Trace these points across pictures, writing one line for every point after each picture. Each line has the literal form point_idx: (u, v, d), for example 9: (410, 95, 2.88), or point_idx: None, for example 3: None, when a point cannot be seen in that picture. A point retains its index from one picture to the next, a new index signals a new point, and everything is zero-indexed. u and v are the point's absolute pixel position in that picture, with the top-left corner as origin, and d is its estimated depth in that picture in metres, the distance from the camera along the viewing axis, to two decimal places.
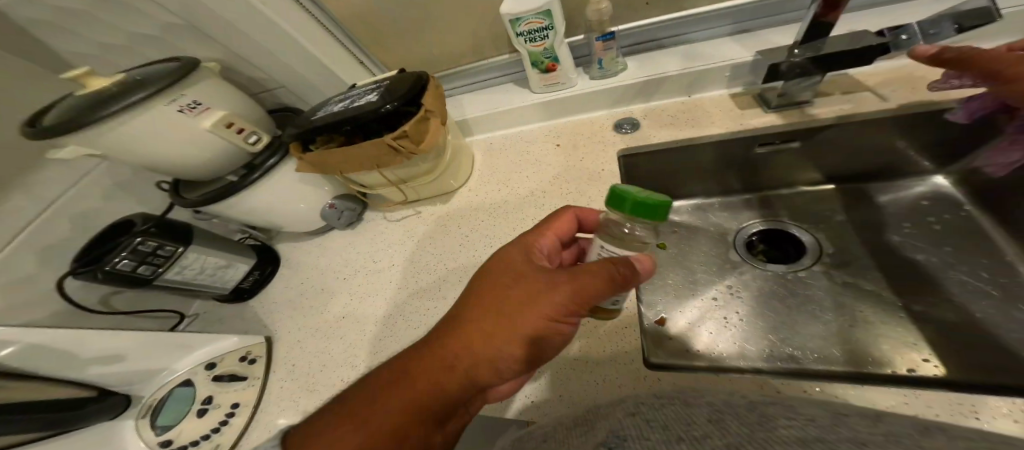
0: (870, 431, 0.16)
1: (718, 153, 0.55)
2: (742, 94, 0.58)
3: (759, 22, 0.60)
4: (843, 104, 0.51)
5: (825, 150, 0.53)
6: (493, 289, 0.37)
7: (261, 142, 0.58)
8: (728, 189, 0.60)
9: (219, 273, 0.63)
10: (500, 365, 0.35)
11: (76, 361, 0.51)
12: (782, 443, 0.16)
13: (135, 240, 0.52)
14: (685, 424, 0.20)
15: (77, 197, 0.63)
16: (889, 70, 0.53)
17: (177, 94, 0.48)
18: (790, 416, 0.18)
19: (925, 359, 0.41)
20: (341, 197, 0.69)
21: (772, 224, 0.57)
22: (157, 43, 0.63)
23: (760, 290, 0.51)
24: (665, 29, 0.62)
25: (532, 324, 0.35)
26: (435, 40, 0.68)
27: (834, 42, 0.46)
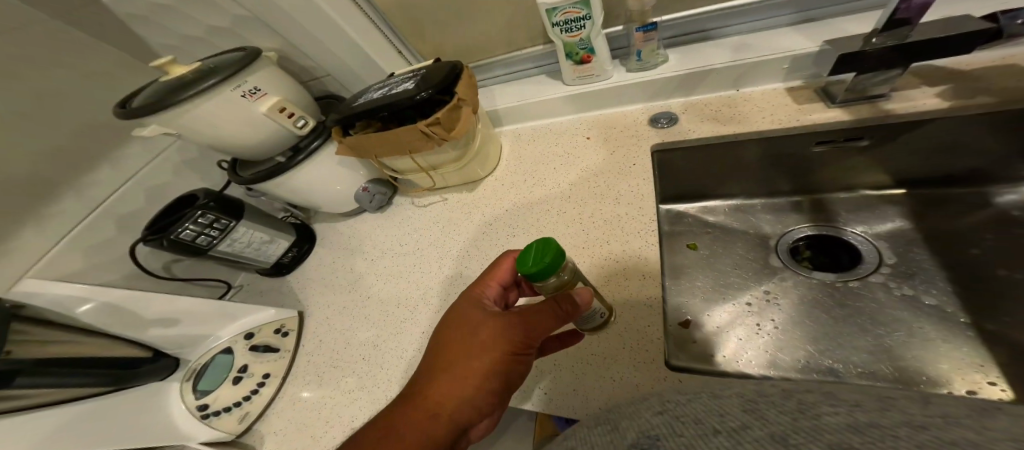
0: (929, 415, 0.15)
1: (763, 152, 0.52)
2: (802, 87, 0.54)
3: (825, 10, 0.56)
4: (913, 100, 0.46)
5: (892, 153, 0.48)
6: (457, 338, 0.39)
7: (308, 126, 0.62)
8: (772, 190, 0.56)
9: (264, 247, 0.68)
10: (478, 402, 0.37)
11: (138, 321, 0.57)
12: (835, 430, 0.14)
13: (196, 213, 0.57)
14: (720, 416, 0.19)
15: (153, 171, 0.71)
16: (989, 60, 0.47)
17: (241, 80, 0.53)
18: (836, 404, 0.17)
19: (992, 383, 0.37)
20: (375, 181, 0.73)
21: (822, 230, 0.53)
22: (225, 36, 0.69)
23: (802, 301, 0.47)
24: (713, 20, 0.60)
25: (500, 361, 0.37)
26: (474, 31, 0.70)
27: (924, 32, 0.41)
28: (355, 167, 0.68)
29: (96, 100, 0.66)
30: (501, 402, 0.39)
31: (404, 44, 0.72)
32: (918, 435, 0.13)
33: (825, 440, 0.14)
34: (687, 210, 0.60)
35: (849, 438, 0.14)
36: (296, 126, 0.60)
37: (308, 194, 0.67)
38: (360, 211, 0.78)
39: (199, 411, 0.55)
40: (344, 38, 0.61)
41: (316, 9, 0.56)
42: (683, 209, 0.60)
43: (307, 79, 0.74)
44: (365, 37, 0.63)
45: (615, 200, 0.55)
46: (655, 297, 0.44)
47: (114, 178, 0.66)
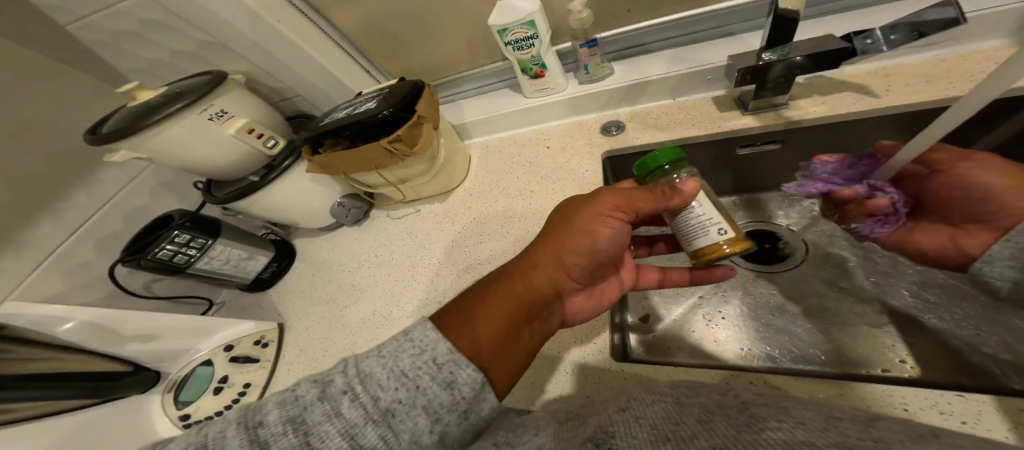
0: (861, 437, 0.17)
1: (705, 156, 0.56)
2: (724, 97, 0.58)
3: (742, 24, 0.60)
4: (815, 106, 0.50)
5: (815, 154, 0.53)
6: (562, 213, 0.43)
7: (278, 146, 0.64)
8: (719, 189, 0.60)
9: (243, 264, 0.70)
10: (573, 261, 0.41)
11: (118, 338, 0.58)
12: (773, 446, 0.18)
13: (172, 233, 0.59)
14: (674, 425, 0.22)
15: (129, 194, 0.73)
16: (867, 72, 0.51)
17: (207, 104, 0.55)
18: (782, 420, 0.20)
19: (901, 361, 0.40)
20: (349, 196, 0.75)
21: (761, 225, 0.58)
22: (194, 60, 0.71)
23: (749, 294, 0.51)
24: (645, 35, 0.64)
25: (594, 229, 0.41)
26: (434, 52, 0.73)
27: (799, 48, 0.45)
28: (328, 182, 0.71)
29: (70, 127, 0.67)
30: (591, 271, 0.42)
31: (370, 63, 0.75)
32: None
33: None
34: None
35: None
36: (265, 146, 0.62)
37: (283, 210, 0.70)
38: (337, 225, 0.80)
39: (182, 421, 0.56)
40: (311, 61, 0.63)
41: (280, 36, 0.59)
42: None
43: (277, 99, 0.77)
44: (330, 58, 0.66)
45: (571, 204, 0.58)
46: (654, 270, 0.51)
47: (90, 203, 0.68)
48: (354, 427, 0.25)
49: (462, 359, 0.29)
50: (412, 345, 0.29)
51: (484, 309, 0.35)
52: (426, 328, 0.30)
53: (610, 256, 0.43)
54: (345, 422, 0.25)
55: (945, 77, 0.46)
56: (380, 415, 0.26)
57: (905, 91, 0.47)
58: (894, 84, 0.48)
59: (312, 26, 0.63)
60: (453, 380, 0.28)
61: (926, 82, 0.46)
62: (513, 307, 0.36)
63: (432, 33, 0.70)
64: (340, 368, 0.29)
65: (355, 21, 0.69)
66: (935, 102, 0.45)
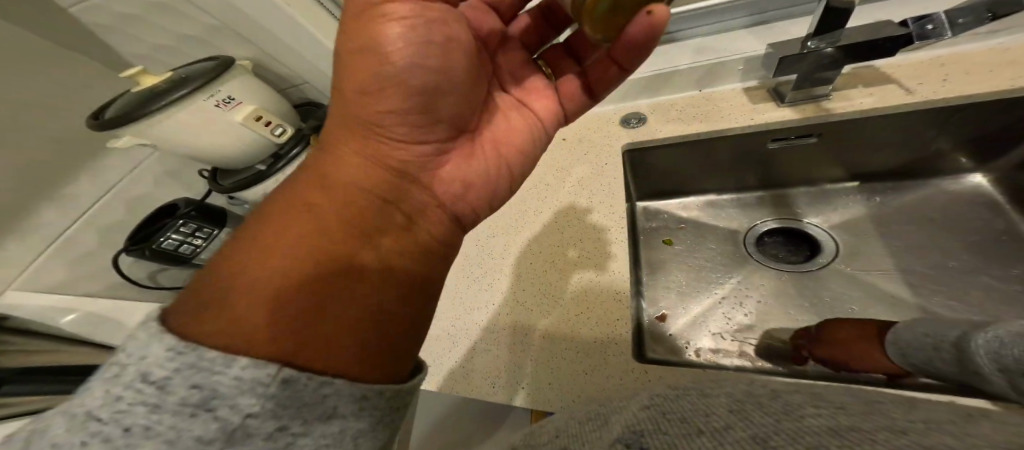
0: (910, 419, 0.15)
1: (730, 148, 0.54)
2: (757, 88, 0.56)
3: (775, 13, 0.59)
4: (864, 97, 0.48)
5: (847, 148, 0.52)
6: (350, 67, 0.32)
7: (286, 134, 0.62)
8: (741, 185, 0.59)
9: None
10: (389, 114, 0.33)
11: (121, 330, 0.59)
12: (815, 434, 0.15)
13: (178, 222, 0.59)
14: (706, 416, 0.20)
15: (133, 183, 0.71)
16: (920, 62, 0.49)
17: (215, 89, 0.53)
18: (821, 406, 0.18)
19: None
20: None
21: (787, 223, 0.56)
22: (198, 43, 0.68)
23: (775, 294, 0.50)
24: (673, 23, 0.61)
25: (386, 50, 0.31)
26: None
27: (852, 35, 0.44)
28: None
29: (70, 112, 0.65)
30: (425, 118, 0.35)
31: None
32: (895, 439, 0.13)
33: (804, 444, 0.15)
34: (661, 207, 0.62)
35: (829, 441, 0.14)
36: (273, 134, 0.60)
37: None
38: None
39: None
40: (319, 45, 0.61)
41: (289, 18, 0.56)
42: (658, 206, 0.62)
43: (284, 87, 0.75)
44: (338, 42, 0.63)
45: (590, 195, 0.56)
46: (624, 290, 0.46)
47: (93, 190, 0.66)
48: None
49: (219, 362, 0.19)
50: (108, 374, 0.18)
51: (261, 246, 0.26)
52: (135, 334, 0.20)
53: (444, 85, 0.34)
54: None
55: (1008, 66, 0.44)
56: None
57: (963, 81, 0.44)
58: (955, 74, 0.46)
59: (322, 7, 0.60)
60: (209, 399, 0.18)
61: (989, 70, 0.45)
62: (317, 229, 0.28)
63: None
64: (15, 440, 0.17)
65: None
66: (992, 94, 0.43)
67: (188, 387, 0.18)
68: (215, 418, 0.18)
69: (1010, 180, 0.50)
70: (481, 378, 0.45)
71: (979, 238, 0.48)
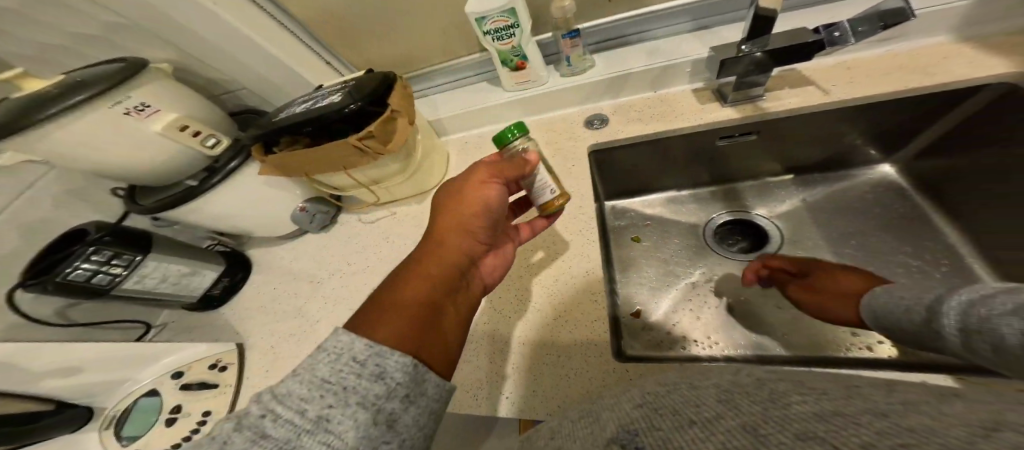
0: (889, 402, 0.16)
1: (684, 145, 0.58)
2: (704, 89, 0.60)
3: (715, 18, 0.63)
4: (789, 97, 0.53)
5: (781, 144, 0.57)
6: (447, 198, 0.45)
7: (221, 145, 0.55)
8: (696, 182, 0.63)
9: (184, 280, 0.60)
10: (468, 230, 0.44)
11: (27, 375, 0.47)
12: (803, 419, 0.16)
13: (89, 250, 0.49)
14: (696, 407, 0.21)
15: (28, 206, 0.60)
16: (829, 66, 0.55)
17: (123, 95, 0.45)
18: (806, 393, 0.18)
19: (880, 342, 0.43)
20: (313, 200, 0.66)
21: (740, 215, 0.61)
22: (103, 43, 0.59)
23: (734, 281, 0.54)
24: (623, 27, 0.64)
25: (478, 200, 0.44)
26: (403, 43, 0.67)
27: (777, 41, 0.48)
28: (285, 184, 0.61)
29: None
30: (489, 234, 0.46)
31: (330, 53, 0.67)
32: (878, 421, 0.14)
33: (791, 430, 0.16)
34: (629, 205, 0.65)
35: (816, 426, 0.15)
36: (205, 146, 0.53)
37: (230, 214, 0.60)
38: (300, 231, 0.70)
39: None
40: (255, 49, 0.55)
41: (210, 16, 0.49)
42: (625, 205, 0.65)
43: (218, 92, 0.67)
44: (280, 45, 0.58)
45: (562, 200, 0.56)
46: (598, 291, 0.47)
47: None
48: (288, 443, 0.24)
49: (385, 350, 0.29)
50: (328, 355, 0.28)
51: (398, 302, 0.36)
52: (341, 333, 0.30)
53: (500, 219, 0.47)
54: (274, 441, 0.23)
55: (900, 72, 0.51)
56: (312, 424, 0.24)
57: (867, 83, 0.51)
58: (856, 77, 0.53)
59: (256, 7, 0.54)
60: (381, 371, 0.28)
61: (884, 74, 0.52)
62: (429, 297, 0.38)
63: (402, 22, 0.64)
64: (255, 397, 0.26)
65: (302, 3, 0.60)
66: (885, 95, 0.50)
67: (374, 364, 0.28)
68: (384, 383, 0.28)
69: (910, 170, 0.57)
70: (462, 390, 0.44)
71: (891, 218, 0.56)
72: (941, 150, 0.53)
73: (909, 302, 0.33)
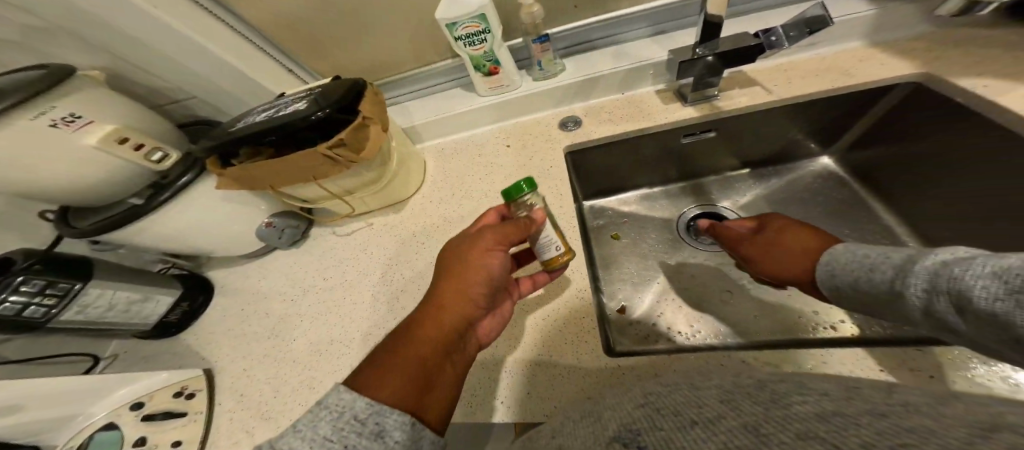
0: (889, 403, 0.18)
1: (653, 144, 0.61)
2: (665, 91, 0.63)
3: (671, 24, 0.67)
4: (741, 96, 0.58)
5: (736, 141, 0.62)
6: (448, 258, 0.45)
7: (168, 159, 0.50)
8: (665, 179, 0.67)
9: (135, 308, 0.54)
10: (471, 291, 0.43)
11: None
12: (802, 420, 0.17)
13: (15, 279, 0.43)
14: (699, 407, 0.22)
15: None
16: (771, 68, 0.60)
17: (47, 106, 0.40)
18: (806, 394, 0.20)
19: (841, 321, 0.47)
20: (280, 213, 0.61)
21: (707, 208, 0.65)
22: (20, 50, 0.52)
23: (711, 269, 0.56)
24: (588, 32, 0.67)
25: (480, 261, 0.44)
26: (370, 48, 0.65)
27: (723, 44, 0.52)
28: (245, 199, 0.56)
29: None
30: (491, 293, 0.45)
31: (291, 61, 0.64)
32: (875, 422, 0.16)
33: (792, 430, 0.17)
34: (606, 204, 0.68)
35: (817, 427, 0.17)
36: (150, 160, 0.48)
37: (182, 235, 0.54)
38: (265, 251, 0.65)
39: None
40: (204, 55, 0.51)
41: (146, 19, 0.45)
42: (603, 204, 0.68)
43: (162, 102, 0.61)
44: (234, 50, 0.54)
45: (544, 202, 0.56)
46: (585, 288, 0.48)
47: None
48: None
49: (384, 408, 0.31)
50: (328, 413, 0.30)
51: (395, 363, 0.35)
52: (342, 391, 0.31)
53: (503, 278, 0.46)
54: None
55: (845, 72, 0.56)
56: None
57: (801, 84, 0.56)
58: (794, 78, 0.58)
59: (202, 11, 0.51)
60: (380, 429, 0.30)
61: (816, 75, 0.57)
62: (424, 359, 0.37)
63: (369, 27, 0.62)
64: None
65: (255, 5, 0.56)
66: (821, 93, 0.55)
67: (374, 422, 0.30)
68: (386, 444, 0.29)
69: (847, 161, 0.64)
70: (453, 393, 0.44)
71: (837, 206, 0.62)
72: (872, 142, 0.59)
73: (874, 261, 0.33)
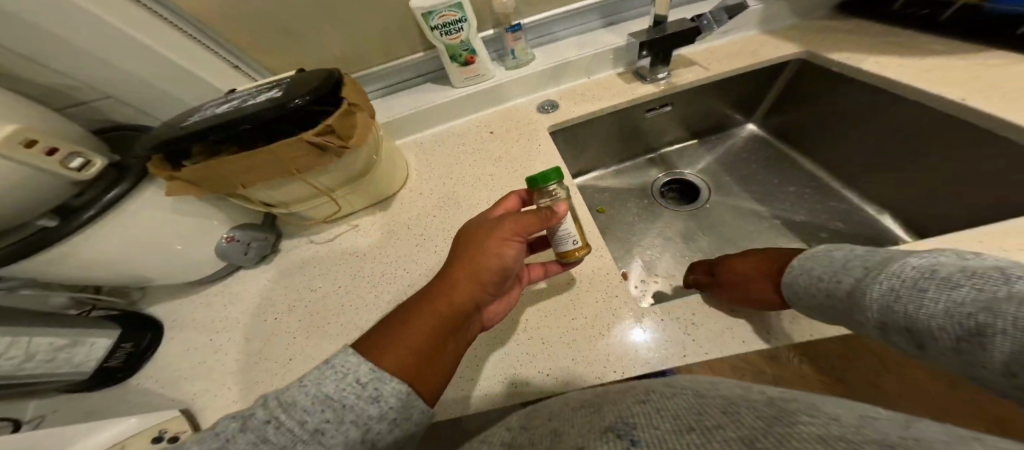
0: (903, 439, 0.16)
1: (620, 120, 0.64)
2: (625, 73, 0.66)
3: (620, 15, 0.69)
4: (687, 73, 0.63)
5: (685, 113, 0.68)
6: (467, 234, 0.40)
7: (93, 166, 0.39)
8: (635, 154, 0.72)
9: (66, 355, 0.41)
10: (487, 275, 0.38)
11: None
12: (802, 440, 0.16)
13: None
14: (696, 414, 0.20)
15: None
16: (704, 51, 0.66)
17: None
18: (814, 416, 0.18)
19: None
20: (242, 226, 0.52)
21: (672, 175, 0.72)
22: None
23: (681, 230, 0.64)
24: (547, 26, 0.67)
25: (501, 245, 0.39)
26: (337, 48, 0.62)
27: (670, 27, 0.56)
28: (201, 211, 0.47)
29: None
30: (505, 278, 0.40)
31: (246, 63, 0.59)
32: None
33: (788, 448, 0.15)
34: (586, 183, 0.70)
35: (816, 448, 0.15)
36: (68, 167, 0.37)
37: (123, 260, 0.43)
38: (226, 274, 0.56)
39: None
40: (164, 65, 0.48)
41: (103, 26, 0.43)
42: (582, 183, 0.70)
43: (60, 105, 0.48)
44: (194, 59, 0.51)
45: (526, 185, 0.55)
46: (593, 266, 0.45)
47: None
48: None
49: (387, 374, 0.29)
50: (334, 373, 0.28)
51: (402, 336, 0.31)
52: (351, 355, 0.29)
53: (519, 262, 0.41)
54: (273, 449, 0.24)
55: (761, 46, 0.64)
56: (309, 435, 0.25)
57: (723, 62, 0.63)
58: (718, 58, 0.64)
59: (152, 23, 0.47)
60: (379, 395, 0.28)
61: (757, 47, 0.65)
62: (432, 335, 0.32)
63: (341, 30, 0.60)
64: (261, 402, 0.27)
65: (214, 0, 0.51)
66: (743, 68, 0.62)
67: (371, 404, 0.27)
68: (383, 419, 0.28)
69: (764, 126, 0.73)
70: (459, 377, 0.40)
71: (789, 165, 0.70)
72: (796, 103, 0.66)
73: (827, 280, 0.31)
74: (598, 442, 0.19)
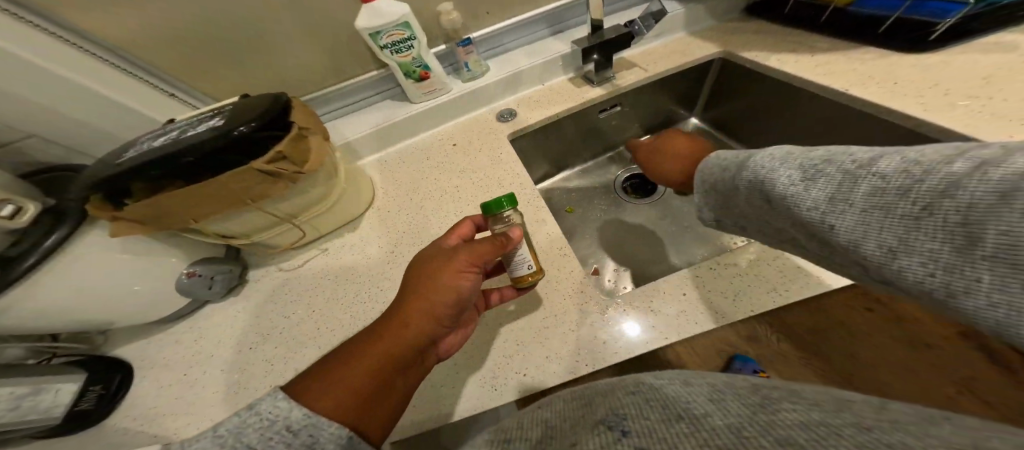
0: (878, 420, 0.16)
1: (575, 122, 0.65)
2: (576, 77, 0.67)
3: (564, 24, 0.71)
4: (635, 73, 0.64)
5: (635, 110, 0.69)
6: (418, 264, 0.39)
7: (26, 211, 0.37)
8: (596, 154, 0.73)
9: (29, 401, 0.38)
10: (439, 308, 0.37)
11: None
12: (787, 427, 0.16)
13: None
14: (686, 404, 0.20)
15: None
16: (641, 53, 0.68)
17: None
18: (793, 403, 0.18)
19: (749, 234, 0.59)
20: (204, 260, 0.51)
21: (631, 170, 0.74)
22: None
23: (647, 222, 0.65)
24: (496, 38, 0.68)
25: (451, 276, 0.38)
26: (290, 74, 0.62)
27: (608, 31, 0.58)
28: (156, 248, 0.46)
29: None
30: (461, 311, 0.39)
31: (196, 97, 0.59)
32: (861, 436, 0.15)
33: (773, 435, 0.16)
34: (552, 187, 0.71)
35: (801, 436, 0.15)
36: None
37: (82, 301, 0.42)
38: (188, 312, 0.54)
39: None
40: None
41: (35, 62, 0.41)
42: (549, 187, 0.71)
43: None
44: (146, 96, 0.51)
45: (489, 194, 0.55)
46: (562, 265, 0.45)
47: None
48: None
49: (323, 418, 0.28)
50: (258, 420, 0.26)
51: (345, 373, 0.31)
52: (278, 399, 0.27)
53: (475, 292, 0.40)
54: None
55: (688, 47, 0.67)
56: None
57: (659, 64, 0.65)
58: (655, 60, 0.66)
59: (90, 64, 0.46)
60: (313, 442, 0.27)
61: (697, 45, 0.67)
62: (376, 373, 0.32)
63: (291, 54, 0.60)
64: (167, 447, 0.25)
65: (154, 29, 0.50)
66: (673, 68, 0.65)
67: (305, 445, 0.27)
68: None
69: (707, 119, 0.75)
70: (438, 388, 0.40)
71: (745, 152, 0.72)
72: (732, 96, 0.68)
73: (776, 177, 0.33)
74: (590, 436, 0.18)
